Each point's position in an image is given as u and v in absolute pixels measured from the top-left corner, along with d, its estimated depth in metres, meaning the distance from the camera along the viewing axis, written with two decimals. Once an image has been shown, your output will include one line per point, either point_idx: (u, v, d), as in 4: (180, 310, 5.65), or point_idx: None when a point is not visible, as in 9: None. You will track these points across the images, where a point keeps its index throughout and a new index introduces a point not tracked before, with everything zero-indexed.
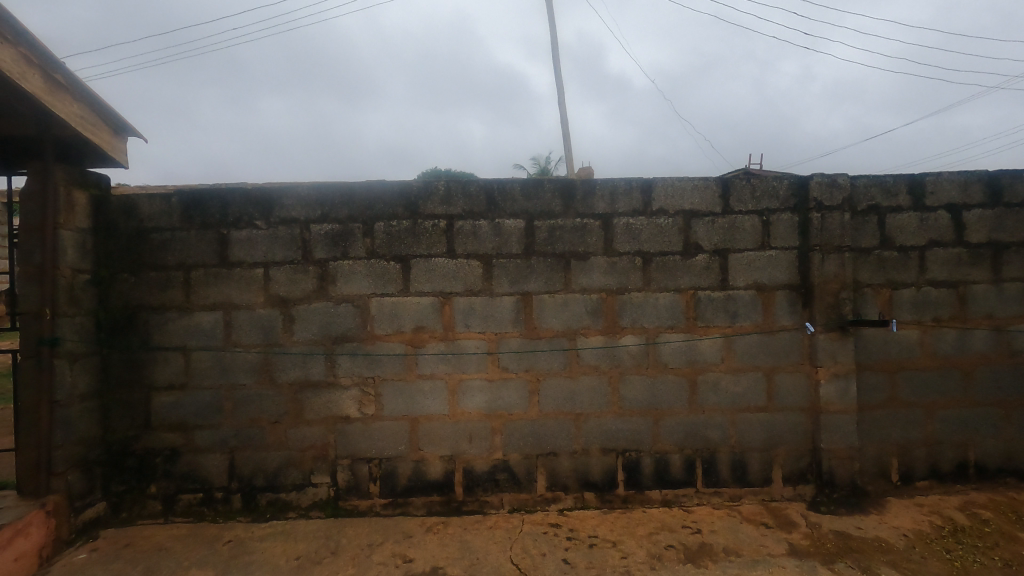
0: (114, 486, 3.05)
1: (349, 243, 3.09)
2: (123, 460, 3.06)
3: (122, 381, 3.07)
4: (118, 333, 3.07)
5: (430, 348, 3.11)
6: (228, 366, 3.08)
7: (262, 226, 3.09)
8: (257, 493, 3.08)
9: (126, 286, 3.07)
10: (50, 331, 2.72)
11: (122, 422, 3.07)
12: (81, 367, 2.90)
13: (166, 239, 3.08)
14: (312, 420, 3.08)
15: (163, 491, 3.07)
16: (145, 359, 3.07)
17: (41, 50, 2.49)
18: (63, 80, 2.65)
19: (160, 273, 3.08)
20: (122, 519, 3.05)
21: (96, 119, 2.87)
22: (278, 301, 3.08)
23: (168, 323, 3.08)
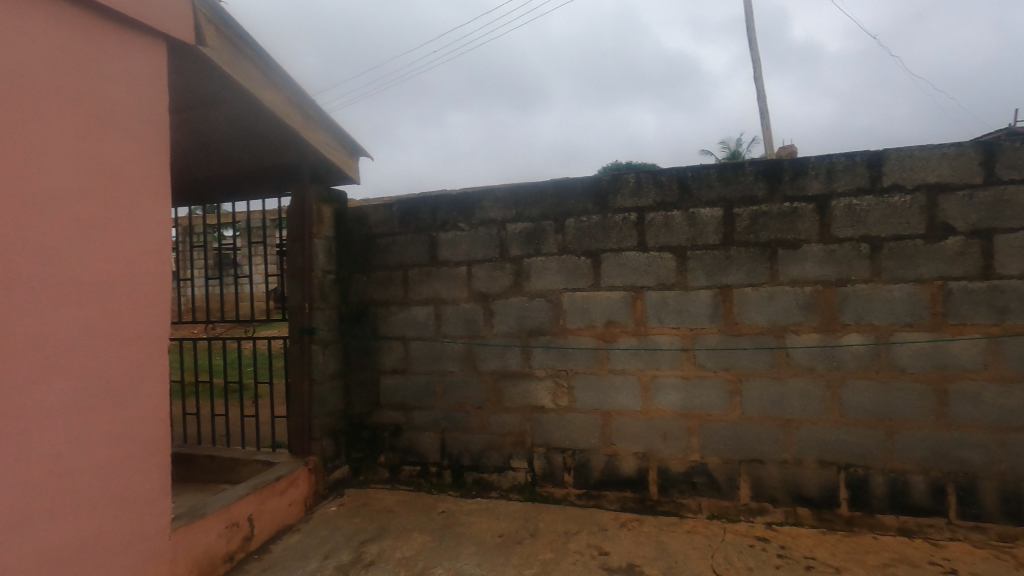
0: (354, 452, 3.63)
1: (542, 240, 3.21)
2: (360, 432, 3.62)
3: (358, 365, 3.62)
4: (354, 323, 3.63)
5: (622, 343, 3.08)
6: (439, 355, 3.43)
7: (465, 227, 3.37)
8: (465, 471, 3.39)
9: (360, 284, 3.61)
10: (308, 321, 3.34)
11: (359, 399, 3.62)
12: (330, 351, 3.50)
13: (388, 243, 3.55)
14: (511, 407, 3.28)
15: (390, 461, 3.55)
16: (374, 347, 3.58)
17: (299, 92, 3.07)
18: (314, 115, 3.22)
19: (384, 272, 3.56)
20: (360, 481, 3.61)
21: (335, 143, 3.43)
22: (480, 296, 3.34)
23: (391, 316, 3.54)
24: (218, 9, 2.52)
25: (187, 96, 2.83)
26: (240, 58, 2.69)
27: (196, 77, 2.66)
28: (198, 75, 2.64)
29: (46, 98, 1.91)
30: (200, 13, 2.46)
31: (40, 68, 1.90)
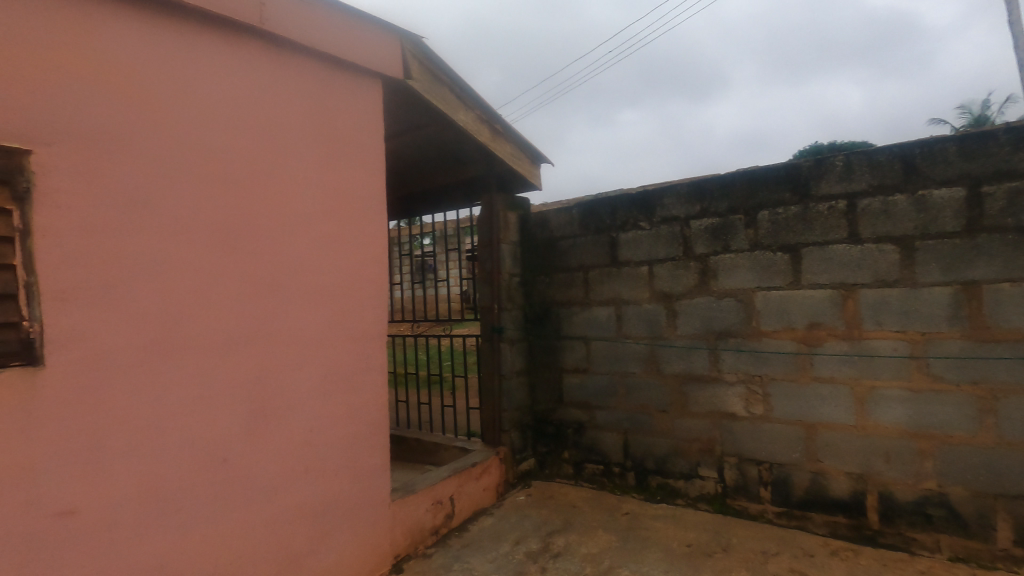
0: (540, 446, 3.80)
1: (731, 235, 3.01)
2: (545, 427, 3.77)
3: (543, 363, 3.78)
4: (538, 323, 3.80)
5: (829, 347, 2.74)
6: (621, 356, 3.42)
7: (646, 226, 3.32)
8: (649, 474, 3.33)
9: (543, 286, 3.77)
10: (497, 321, 3.60)
11: (543, 396, 3.78)
12: (517, 349, 3.72)
13: (569, 245, 3.65)
14: (697, 412, 3.13)
15: (573, 457, 3.64)
16: (557, 346, 3.70)
17: (487, 109, 3.32)
18: (501, 128, 3.46)
19: (566, 273, 3.66)
20: (546, 474, 3.77)
21: (520, 153, 3.64)
22: (662, 296, 3.25)
23: (573, 316, 3.63)
24: (420, 45, 2.85)
25: (396, 124, 3.25)
26: (438, 85, 3.00)
27: (403, 106, 3.05)
28: (405, 104, 3.02)
29: (298, 140, 2.37)
30: (407, 50, 2.81)
31: (294, 116, 2.36)
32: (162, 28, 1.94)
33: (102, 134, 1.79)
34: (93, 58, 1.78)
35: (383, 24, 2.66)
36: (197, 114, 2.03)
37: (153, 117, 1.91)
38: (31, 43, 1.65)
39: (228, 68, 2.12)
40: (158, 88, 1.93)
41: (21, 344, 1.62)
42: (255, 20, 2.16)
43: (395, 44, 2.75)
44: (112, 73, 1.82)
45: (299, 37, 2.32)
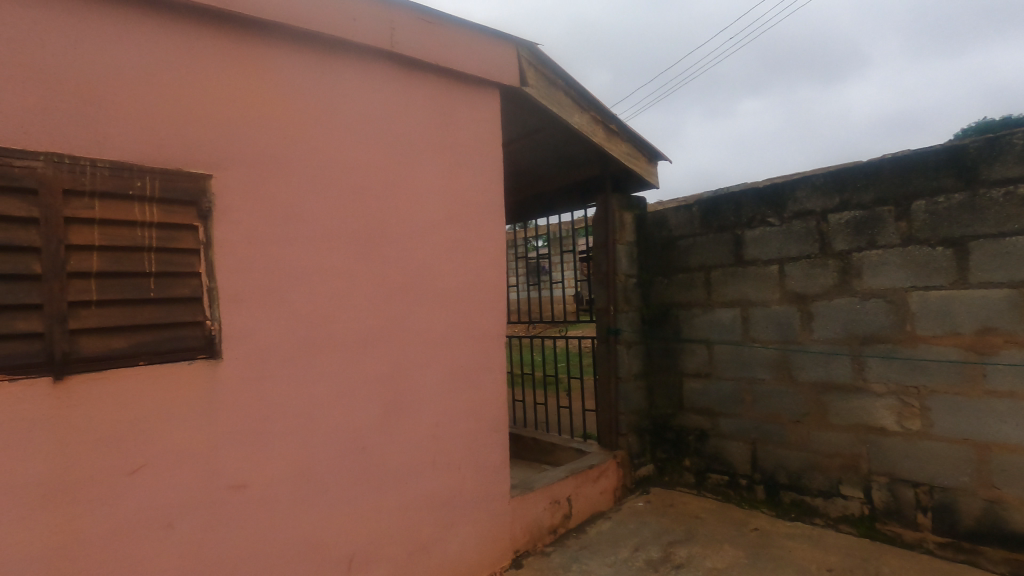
0: (659, 452, 3.69)
1: (878, 229, 2.71)
2: (664, 433, 3.65)
3: (662, 366, 3.66)
4: (656, 325, 3.69)
5: (1007, 356, 2.36)
6: (748, 361, 3.22)
7: (775, 221, 3.09)
8: (782, 490, 3.09)
9: (661, 287, 3.66)
10: (614, 323, 3.55)
11: (662, 400, 3.66)
12: (634, 352, 3.64)
13: (690, 244, 3.50)
14: (838, 425, 2.86)
15: (695, 466, 3.49)
16: (677, 349, 3.57)
17: (603, 110, 3.30)
18: (616, 128, 3.42)
19: (686, 274, 3.52)
20: (665, 482, 3.65)
21: (636, 151, 3.57)
22: (795, 297, 3.00)
23: (694, 318, 3.48)
24: (536, 51, 2.91)
25: (513, 130, 3.34)
26: (553, 89, 3.05)
27: (519, 112, 3.13)
28: (521, 110, 3.10)
29: (425, 152, 2.53)
30: (523, 58, 2.88)
31: (421, 130, 2.52)
32: (311, 60, 2.18)
33: (264, 157, 2.04)
34: (257, 91, 2.04)
35: (501, 35, 2.76)
36: (339, 134, 2.25)
37: (304, 139, 2.15)
38: (212, 84, 1.94)
39: (365, 90, 2.33)
40: (308, 114, 2.16)
41: (205, 340, 1.90)
42: (386, 44, 2.35)
43: (511, 53, 2.83)
44: (272, 104, 2.07)
45: (425, 56, 2.48)
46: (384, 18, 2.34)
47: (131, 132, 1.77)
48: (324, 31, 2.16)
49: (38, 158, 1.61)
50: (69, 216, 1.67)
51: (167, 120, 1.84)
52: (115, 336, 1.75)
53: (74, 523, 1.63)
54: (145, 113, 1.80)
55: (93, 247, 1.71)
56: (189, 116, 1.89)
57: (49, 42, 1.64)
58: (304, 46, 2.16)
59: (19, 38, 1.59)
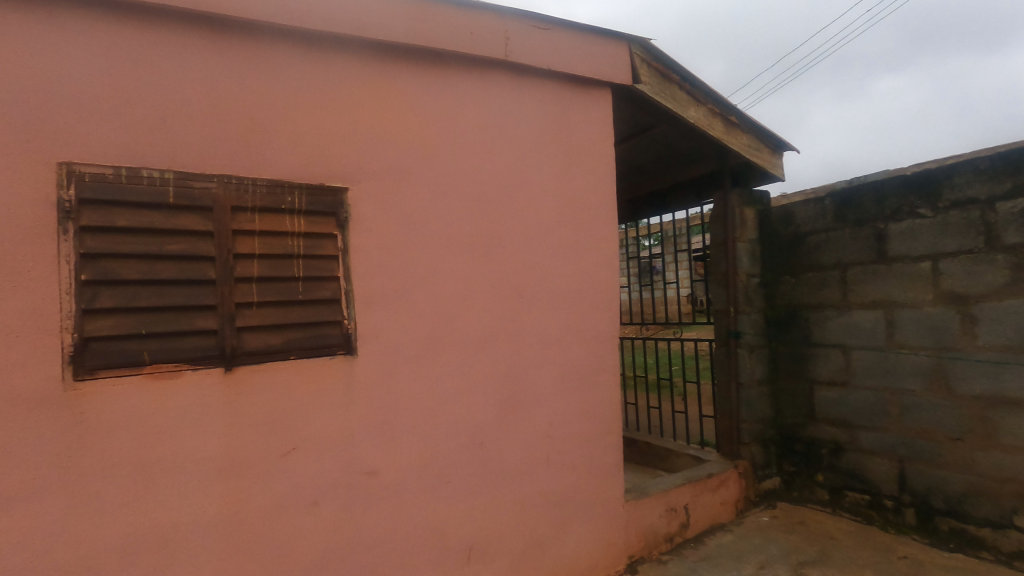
0: (787, 465, 3.43)
1: None
2: (793, 444, 3.39)
3: (789, 372, 3.41)
4: (783, 328, 3.44)
5: None
6: (893, 368, 2.90)
7: (927, 213, 2.75)
8: (937, 515, 2.74)
9: (788, 287, 3.40)
10: (734, 325, 3.37)
11: (790, 409, 3.40)
12: (757, 356, 3.42)
13: (821, 240, 3.22)
14: (1012, 445, 2.48)
15: (830, 482, 3.20)
16: (807, 354, 3.30)
17: (721, 101, 3.14)
18: (736, 119, 3.24)
19: (817, 273, 3.24)
20: (794, 497, 3.39)
21: (758, 143, 3.36)
22: (953, 298, 2.65)
23: (827, 321, 3.20)
24: (649, 46, 2.84)
25: (625, 128, 3.29)
26: (667, 84, 2.96)
27: (631, 110, 3.08)
28: (633, 108, 3.04)
29: (538, 156, 2.58)
30: (635, 54, 2.83)
31: (534, 135, 2.57)
32: (432, 76, 2.31)
33: (392, 169, 2.20)
34: (386, 108, 2.21)
35: (612, 34, 2.73)
36: (458, 144, 2.36)
37: (426, 150, 2.28)
38: (348, 105, 2.13)
39: (481, 100, 2.43)
40: (430, 126, 2.30)
41: (344, 338, 2.09)
42: (501, 53, 2.43)
43: (624, 50, 2.79)
44: (398, 119, 2.23)
45: (538, 62, 2.53)
46: (499, 29, 2.42)
47: (282, 152, 2.00)
48: (444, 47, 2.28)
49: (212, 179, 1.88)
50: (236, 229, 1.92)
51: (311, 140, 2.06)
52: (271, 333, 1.99)
53: (241, 495, 1.87)
54: (294, 135, 2.02)
55: (253, 255, 1.96)
56: (329, 135, 2.09)
57: (220, 79, 1.90)
58: (426, 62, 2.30)
59: (197, 77, 1.86)
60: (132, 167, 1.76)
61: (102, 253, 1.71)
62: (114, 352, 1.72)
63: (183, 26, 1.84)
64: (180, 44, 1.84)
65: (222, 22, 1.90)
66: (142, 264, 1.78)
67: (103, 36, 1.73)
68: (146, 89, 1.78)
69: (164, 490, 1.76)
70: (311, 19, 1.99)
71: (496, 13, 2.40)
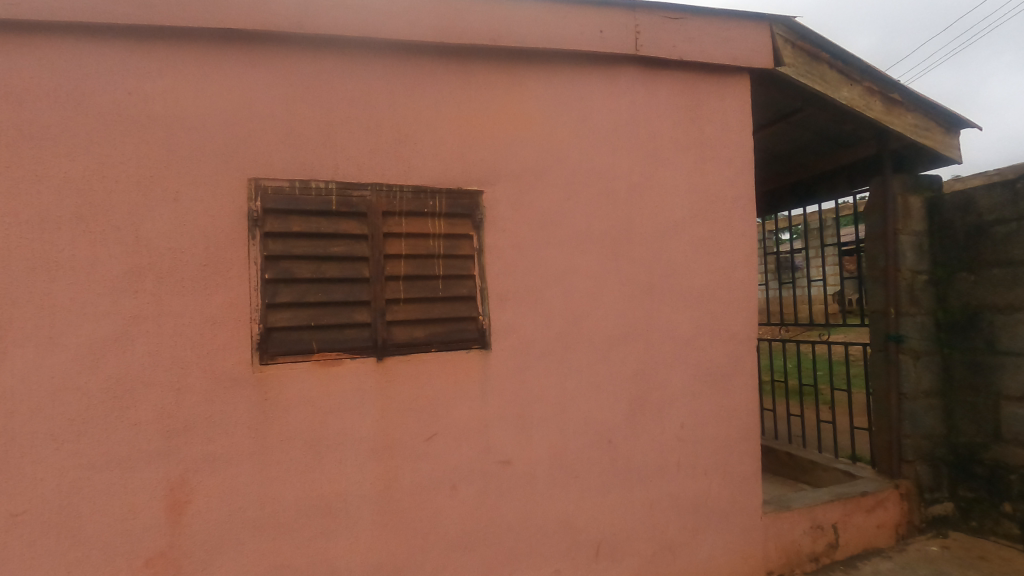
0: (963, 490, 2.99)
1: None
2: (971, 467, 2.95)
3: (967, 383, 2.96)
4: (959, 333, 3.00)
5: None
6: None
7: None
8: None
9: (966, 285, 2.96)
10: (895, 328, 3.01)
11: (968, 426, 2.96)
12: (924, 364, 3.02)
13: (1012, 231, 2.77)
14: None
15: (1021, 514, 2.73)
16: (992, 363, 2.85)
17: (881, 78, 2.82)
18: (899, 97, 2.89)
19: (1006, 269, 2.79)
20: (972, 528, 2.94)
21: (927, 121, 2.97)
22: None
23: (1021, 325, 2.74)
24: (794, 25, 2.63)
25: (766, 115, 3.08)
26: (815, 63, 2.72)
27: (772, 95, 2.87)
28: (776, 93, 2.84)
29: (670, 151, 2.51)
30: (778, 35, 2.63)
31: (666, 129, 2.51)
32: (563, 77, 2.35)
33: (524, 171, 2.28)
34: (519, 113, 2.29)
35: (752, 16, 2.57)
36: (588, 143, 2.37)
37: (557, 151, 2.33)
38: (484, 111, 2.24)
39: (611, 97, 2.41)
40: (561, 127, 2.34)
41: (479, 332, 2.21)
42: (632, 48, 2.39)
43: (765, 32, 2.61)
44: (530, 122, 2.30)
45: (670, 53, 2.46)
46: (630, 23, 2.39)
47: (426, 159, 2.16)
48: (576, 47, 2.31)
49: (367, 188, 2.08)
50: (386, 232, 2.12)
51: (451, 146, 2.19)
52: (415, 327, 2.16)
53: (391, 474, 2.07)
54: (436, 143, 2.17)
55: (401, 255, 2.15)
56: (467, 141, 2.22)
57: (374, 96, 2.10)
58: (558, 64, 2.34)
59: (355, 97, 2.07)
60: (304, 179, 2.01)
61: (281, 255, 1.98)
62: (290, 341, 1.99)
63: (344, 52, 2.06)
64: (341, 67, 2.06)
65: (376, 44, 2.10)
66: (311, 264, 2.03)
67: (281, 67, 1.99)
68: (314, 110, 2.02)
69: (329, 464, 2.00)
70: (452, 33, 2.12)
71: (627, 7, 2.37)
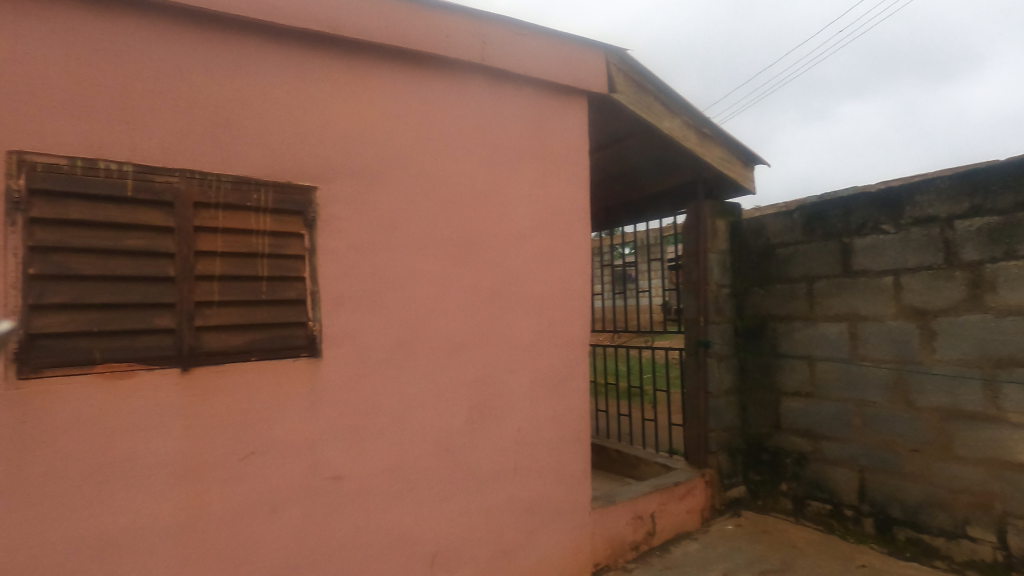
0: (752, 474, 3.48)
1: (1019, 238, 2.43)
2: (759, 454, 3.44)
3: (756, 382, 3.46)
4: (751, 339, 3.49)
5: None
6: (857, 380, 2.97)
7: (891, 229, 2.85)
8: (896, 526, 2.82)
9: (757, 298, 3.46)
10: (704, 334, 3.41)
11: (757, 418, 3.45)
12: (726, 366, 3.46)
13: (790, 253, 3.30)
14: (967, 457, 2.58)
15: (793, 492, 3.25)
16: (775, 364, 3.36)
17: (696, 114, 3.18)
18: (709, 132, 3.29)
19: (785, 285, 3.31)
20: (759, 506, 3.44)
21: (730, 155, 3.42)
22: (914, 313, 2.75)
23: (795, 332, 3.26)
24: (625, 57, 2.87)
25: (602, 137, 3.32)
26: (643, 93, 2.99)
27: (607, 118, 3.09)
28: (610, 117, 3.07)
29: (514, 161, 2.57)
30: (612, 64, 2.85)
31: (511, 140, 2.57)
32: (408, 77, 2.29)
33: (364, 170, 2.17)
34: (360, 108, 2.17)
35: (589, 42, 2.75)
36: (433, 147, 2.34)
37: (400, 152, 2.25)
38: (321, 103, 2.09)
39: (456, 103, 2.41)
40: (405, 128, 2.28)
41: (308, 340, 2.05)
42: (478, 57, 2.42)
43: (600, 59, 2.81)
44: (372, 119, 2.20)
45: (515, 67, 2.53)
46: (476, 32, 2.41)
47: (251, 148, 1.96)
48: (421, 48, 2.26)
49: (174, 174, 1.82)
50: (198, 225, 1.87)
51: (281, 136, 2.01)
52: (232, 333, 1.93)
53: (198, 501, 1.82)
54: (264, 132, 1.98)
55: (216, 252, 1.90)
56: (301, 132, 2.05)
57: (187, 72, 1.85)
58: (403, 64, 2.28)
59: (163, 70, 1.81)
60: (89, 158, 1.70)
61: (53, 247, 1.65)
62: (63, 350, 1.65)
63: (150, 17, 1.79)
64: (145, 34, 1.78)
65: (192, 14, 1.86)
66: (96, 259, 1.71)
67: (63, 25, 1.67)
68: (108, 79, 1.73)
69: (115, 495, 1.69)
70: (284, 15, 1.96)
71: (474, 17, 2.40)
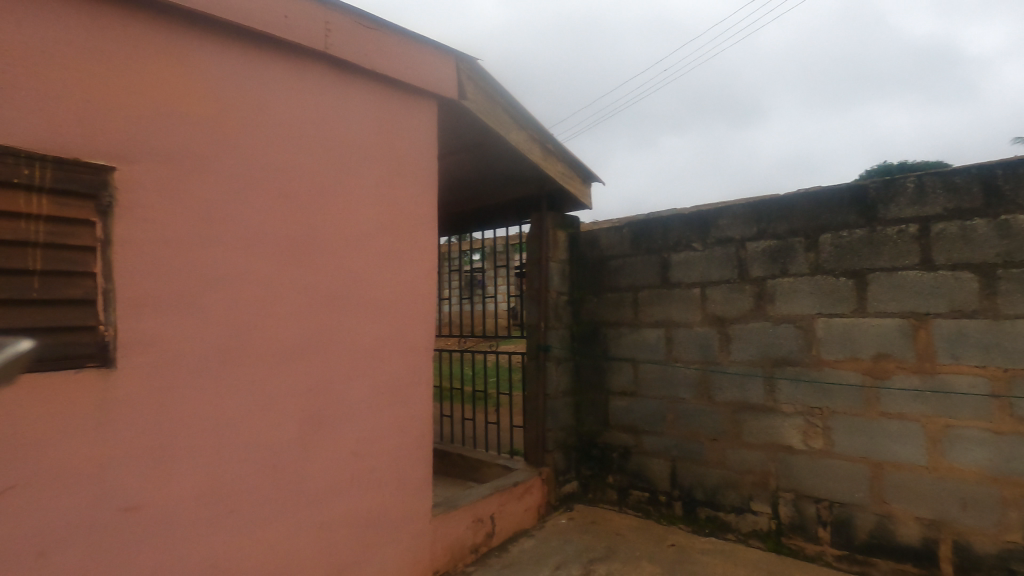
0: (584, 470, 3.73)
1: (790, 259, 2.94)
2: (590, 450, 3.70)
3: (589, 383, 3.72)
4: (586, 343, 3.75)
5: (898, 381, 2.63)
6: (671, 380, 3.34)
7: (699, 247, 3.27)
8: (698, 507, 3.22)
9: (591, 306, 3.73)
10: (544, 339, 3.58)
11: (589, 417, 3.71)
12: (563, 368, 3.68)
13: (620, 265, 3.61)
14: (752, 443, 3.03)
15: (618, 483, 3.55)
16: (605, 366, 3.65)
17: (540, 129, 3.34)
18: (553, 148, 3.48)
19: (615, 293, 3.62)
20: (589, 499, 3.70)
21: (571, 171, 3.65)
22: (715, 320, 3.18)
23: (622, 337, 3.58)
24: (475, 66, 2.91)
25: (452, 142, 3.33)
26: (492, 104, 3.05)
27: (457, 124, 3.11)
28: (460, 123, 3.09)
29: (358, 159, 2.46)
30: (462, 71, 2.87)
31: (356, 136, 2.45)
32: (238, 55, 2.07)
33: (179, 154, 1.90)
34: (175, 82, 1.91)
35: (440, 46, 2.74)
36: (266, 135, 2.14)
37: (225, 137, 2.02)
38: (124, 71, 1.80)
39: (294, 90, 2.23)
40: (232, 110, 2.05)
41: (98, 347, 1.73)
42: (320, 45, 2.27)
43: (451, 64, 2.81)
44: (191, 97, 1.94)
45: (361, 60, 2.42)
46: (319, 18, 2.26)
47: (23, 113, 1.61)
48: (253, 25, 2.06)
49: None
50: None
51: (66, 104, 1.69)
52: None
53: None
54: (43, 97, 1.64)
55: None
56: (95, 101, 1.74)
57: None
58: (232, 40, 2.06)
59: None
60: None
61: None
62: None
63: None
64: None
65: None
66: None
67: None
68: None
69: None
70: None
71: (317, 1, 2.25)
